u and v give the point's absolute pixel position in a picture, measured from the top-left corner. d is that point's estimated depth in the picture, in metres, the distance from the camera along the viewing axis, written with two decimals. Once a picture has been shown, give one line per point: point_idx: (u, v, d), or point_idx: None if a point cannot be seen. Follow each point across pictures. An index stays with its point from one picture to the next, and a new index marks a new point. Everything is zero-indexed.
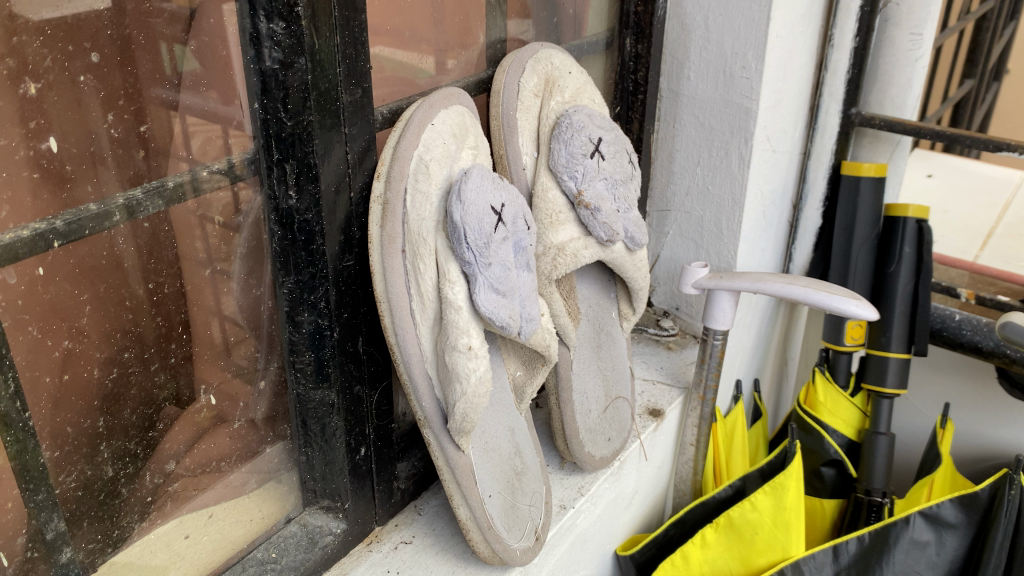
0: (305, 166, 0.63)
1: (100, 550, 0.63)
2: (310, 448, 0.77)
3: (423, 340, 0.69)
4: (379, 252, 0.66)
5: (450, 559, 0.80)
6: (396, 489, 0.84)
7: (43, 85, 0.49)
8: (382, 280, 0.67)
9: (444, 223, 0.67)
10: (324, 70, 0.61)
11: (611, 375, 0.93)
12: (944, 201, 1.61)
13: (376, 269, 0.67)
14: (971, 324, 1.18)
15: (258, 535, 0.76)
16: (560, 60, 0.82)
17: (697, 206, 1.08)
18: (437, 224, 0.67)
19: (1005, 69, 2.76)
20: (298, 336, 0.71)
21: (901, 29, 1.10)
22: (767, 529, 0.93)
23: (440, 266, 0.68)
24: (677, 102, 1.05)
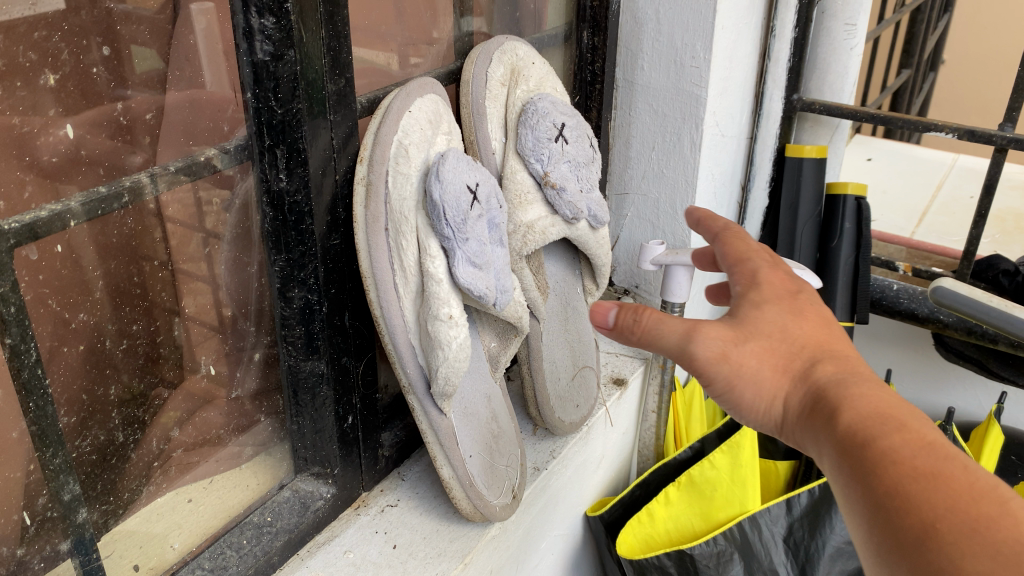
0: (295, 151, 0.68)
1: (112, 512, 0.69)
2: (301, 417, 0.82)
3: (409, 312, 0.75)
4: (364, 231, 0.71)
5: (434, 518, 0.86)
6: (381, 457, 0.90)
7: (61, 77, 0.54)
8: (367, 258, 0.72)
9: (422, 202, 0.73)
10: (312, 62, 0.66)
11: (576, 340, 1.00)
12: (883, 181, 1.70)
13: (361, 247, 0.72)
14: (907, 292, 1.27)
15: (254, 502, 0.81)
16: (524, 51, 0.88)
17: (653, 189, 1.15)
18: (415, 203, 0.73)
19: (940, 60, 2.89)
20: (289, 311, 0.76)
21: (837, 20, 1.18)
22: (726, 485, 1.01)
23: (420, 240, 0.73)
24: (632, 91, 1.12)
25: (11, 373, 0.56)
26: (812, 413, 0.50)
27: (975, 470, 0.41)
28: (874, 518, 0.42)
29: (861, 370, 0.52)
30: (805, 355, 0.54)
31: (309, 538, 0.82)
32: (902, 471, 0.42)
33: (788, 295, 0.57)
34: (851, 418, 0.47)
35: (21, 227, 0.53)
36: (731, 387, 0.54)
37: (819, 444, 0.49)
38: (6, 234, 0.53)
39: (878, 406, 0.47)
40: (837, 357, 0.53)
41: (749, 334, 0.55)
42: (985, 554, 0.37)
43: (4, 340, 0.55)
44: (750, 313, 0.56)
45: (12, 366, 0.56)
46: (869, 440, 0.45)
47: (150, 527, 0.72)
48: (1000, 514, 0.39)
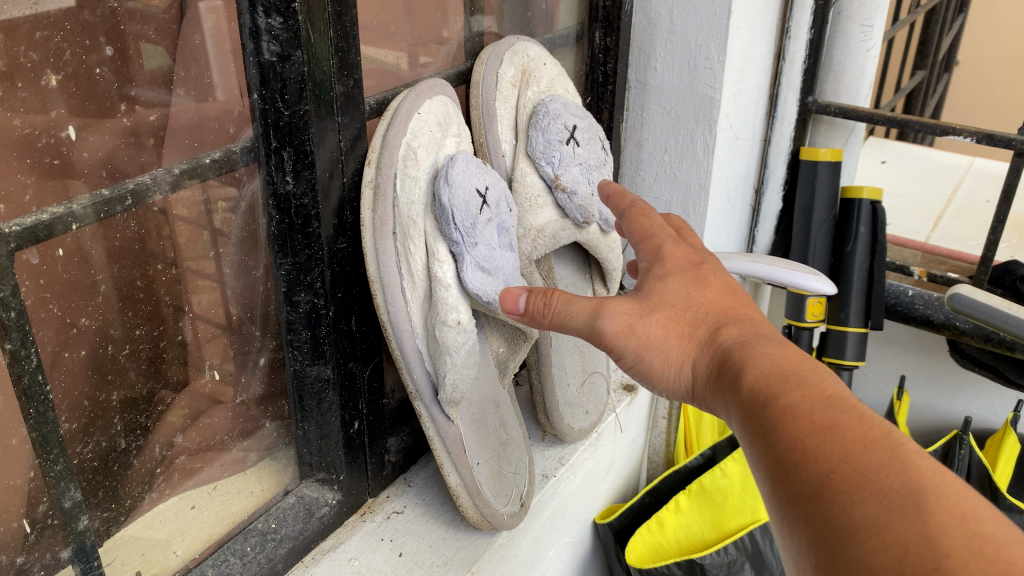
0: (302, 153, 0.67)
1: (113, 519, 0.68)
2: (307, 423, 0.81)
3: (417, 318, 0.73)
4: (372, 234, 0.70)
5: (441, 525, 0.85)
6: (387, 463, 0.89)
7: (63, 77, 0.53)
8: (375, 261, 0.70)
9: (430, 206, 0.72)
10: (319, 62, 0.65)
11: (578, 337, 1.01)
12: (897, 184, 1.68)
13: (369, 251, 0.70)
14: (923, 299, 1.25)
15: (258, 508, 0.80)
16: (536, 52, 0.87)
17: (664, 192, 1.13)
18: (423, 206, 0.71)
19: (954, 61, 2.86)
20: (295, 315, 0.75)
21: (853, 21, 1.16)
22: (737, 494, 1.00)
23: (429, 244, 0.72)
24: (645, 92, 1.10)
25: (12, 378, 0.55)
26: (721, 380, 0.52)
27: (867, 417, 0.43)
28: (774, 470, 0.44)
29: (768, 335, 0.54)
30: (712, 323, 0.56)
31: (313, 545, 0.80)
32: (799, 425, 0.43)
33: (690, 267, 0.60)
34: (754, 378, 0.49)
35: (22, 231, 0.52)
36: (641, 359, 0.57)
37: (728, 407, 0.51)
38: (7, 238, 0.52)
39: (781, 366, 0.48)
40: (745, 324, 0.55)
41: (655, 305, 0.58)
42: (873, 498, 0.38)
43: (4, 345, 0.54)
44: (654, 285, 0.59)
45: (12, 372, 0.55)
46: (770, 397, 0.46)
47: (152, 534, 0.71)
48: (885, 454, 0.40)
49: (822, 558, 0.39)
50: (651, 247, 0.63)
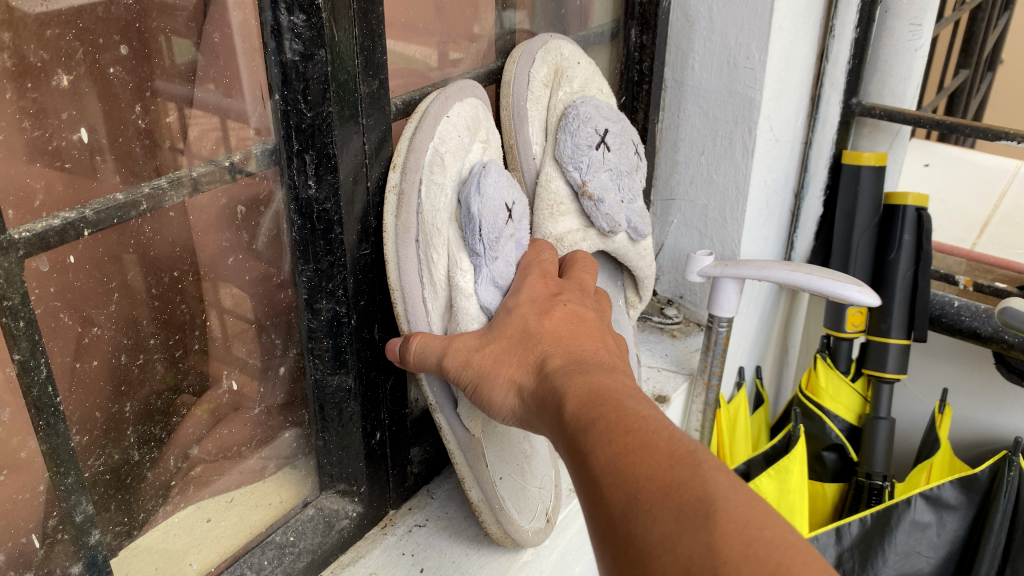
0: (325, 156, 0.64)
1: (125, 533, 0.66)
2: (327, 433, 0.78)
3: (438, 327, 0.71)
4: (394, 243, 0.67)
5: (463, 541, 0.82)
6: (409, 474, 0.86)
7: (75, 77, 0.51)
8: (396, 269, 0.67)
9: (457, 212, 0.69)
10: (344, 61, 0.62)
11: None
12: (940, 188, 1.63)
13: (391, 259, 0.67)
14: (969, 310, 1.20)
15: (276, 519, 0.78)
16: (569, 51, 0.83)
17: (701, 195, 1.09)
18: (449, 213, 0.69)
19: (999, 60, 2.78)
20: (316, 323, 0.72)
21: (901, 20, 1.11)
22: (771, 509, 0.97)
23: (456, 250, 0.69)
24: (681, 92, 1.06)
25: (21, 390, 0.53)
26: (546, 406, 0.54)
27: (675, 439, 0.45)
28: (589, 493, 0.45)
29: (591, 359, 0.57)
30: (540, 351, 0.59)
31: (332, 558, 0.78)
32: (612, 451, 0.45)
33: (545, 298, 0.67)
34: (578, 404, 0.50)
35: (32, 237, 0.50)
36: (479, 383, 0.61)
37: (555, 433, 0.52)
38: (16, 245, 0.49)
39: (596, 389, 0.51)
40: (569, 351, 0.58)
41: (494, 338, 0.63)
42: (671, 514, 0.41)
43: (12, 355, 0.52)
44: (506, 316, 0.65)
45: (21, 383, 0.53)
46: (590, 423, 0.48)
47: (166, 547, 0.69)
48: (687, 476, 0.42)
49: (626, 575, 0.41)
50: (549, 279, 0.69)
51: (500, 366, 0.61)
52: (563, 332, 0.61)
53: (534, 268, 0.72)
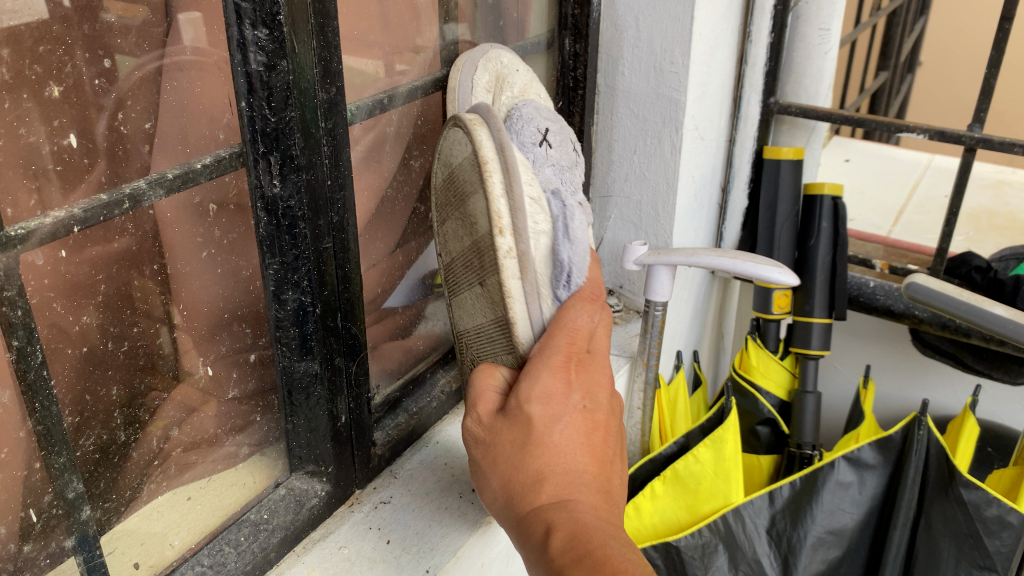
0: (288, 158, 0.70)
1: (114, 509, 0.72)
2: (295, 417, 0.84)
3: (507, 376, 0.73)
4: (523, 302, 0.68)
5: (426, 514, 0.89)
6: (374, 456, 0.92)
7: (65, 88, 0.58)
8: (525, 322, 0.68)
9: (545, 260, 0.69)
10: (304, 71, 0.68)
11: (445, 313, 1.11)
12: (860, 181, 1.74)
13: (520, 319, 0.68)
14: (883, 289, 1.31)
15: (251, 500, 0.83)
16: (508, 59, 0.91)
17: (635, 191, 1.18)
18: (545, 261, 0.69)
19: (917, 63, 2.95)
20: (283, 313, 0.77)
21: (811, 25, 1.21)
22: (710, 479, 1.04)
23: (553, 286, 0.70)
24: (614, 97, 1.14)
25: (17, 373, 0.57)
26: (532, 524, 0.64)
27: None
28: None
29: (584, 489, 0.65)
30: (535, 472, 0.65)
31: (304, 534, 0.84)
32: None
33: (562, 396, 0.66)
34: (563, 538, 0.61)
35: (25, 233, 0.55)
36: (478, 467, 0.69)
37: (538, 553, 0.63)
38: (13, 240, 0.54)
39: (582, 530, 0.62)
40: (566, 473, 0.65)
41: (504, 429, 0.67)
42: None
43: (10, 341, 0.56)
44: (517, 410, 0.67)
45: (17, 368, 0.57)
46: (579, 559, 0.59)
47: (149, 525, 0.75)
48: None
49: None
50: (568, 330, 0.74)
51: (497, 470, 0.67)
52: (568, 450, 0.66)
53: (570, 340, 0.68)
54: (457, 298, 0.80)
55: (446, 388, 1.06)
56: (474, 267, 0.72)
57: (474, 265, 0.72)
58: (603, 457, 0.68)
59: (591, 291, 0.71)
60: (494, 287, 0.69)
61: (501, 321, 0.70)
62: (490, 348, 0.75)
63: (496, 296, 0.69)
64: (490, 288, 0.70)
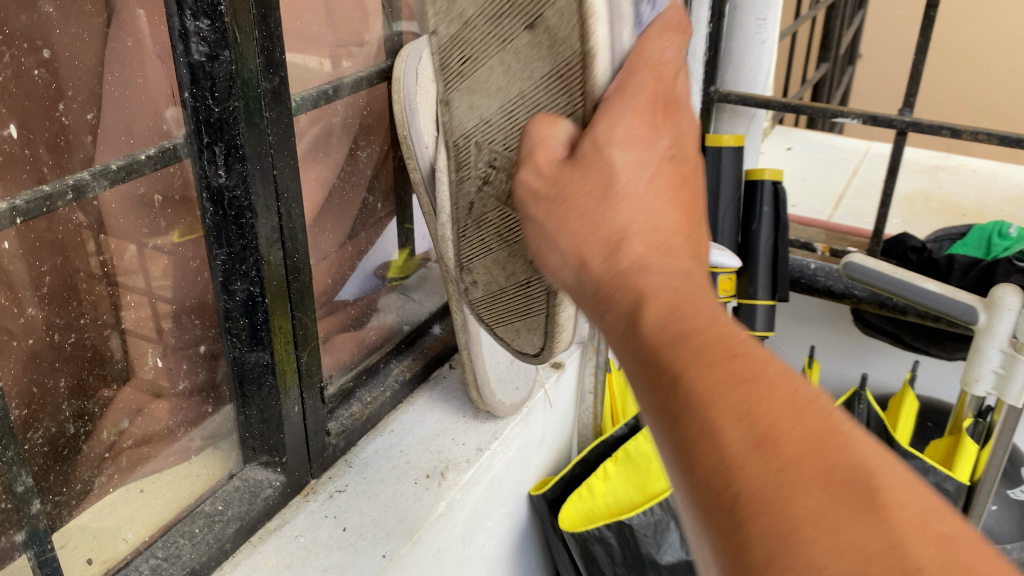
0: (233, 148, 0.70)
1: (65, 504, 0.74)
2: (248, 408, 0.84)
3: (571, 130, 0.57)
4: (605, 23, 0.55)
5: (381, 501, 0.90)
6: (329, 445, 0.93)
7: (4, 78, 0.61)
8: (606, 54, 0.56)
9: None
10: (246, 62, 0.68)
11: (396, 306, 1.12)
12: (803, 168, 1.79)
13: (602, 44, 0.56)
14: (824, 271, 1.35)
15: (204, 492, 0.83)
16: None
17: None
18: None
19: (858, 54, 3.03)
20: (232, 304, 0.78)
21: (748, 15, 1.25)
22: (660, 459, 1.07)
23: (635, 3, 0.56)
24: None
25: None
26: (603, 294, 0.48)
27: (791, 378, 0.40)
28: (682, 414, 0.40)
29: (677, 243, 0.48)
30: (615, 237, 0.48)
31: (260, 525, 0.84)
32: (728, 399, 0.39)
33: (647, 138, 0.51)
34: (660, 308, 0.44)
35: None
36: (536, 239, 0.54)
37: (623, 339, 0.45)
38: None
39: (682, 298, 0.44)
40: (655, 232, 0.48)
41: (573, 173, 0.52)
42: (815, 484, 0.36)
43: None
44: (590, 150, 0.52)
45: None
46: (676, 342, 0.42)
47: (100, 522, 0.75)
48: (831, 466, 0.36)
49: None
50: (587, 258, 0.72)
51: (569, 230, 0.51)
52: (653, 207, 0.49)
53: (647, 76, 0.54)
54: (477, 70, 0.67)
55: (400, 377, 1.07)
56: (499, 20, 0.63)
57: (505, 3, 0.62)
58: (694, 217, 0.50)
59: (681, 18, 0.57)
60: (566, 5, 0.56)
61: (565, 64, 0.59)
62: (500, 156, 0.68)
63: (566, 26, 0.57)
64: (546, 23, 0.59)
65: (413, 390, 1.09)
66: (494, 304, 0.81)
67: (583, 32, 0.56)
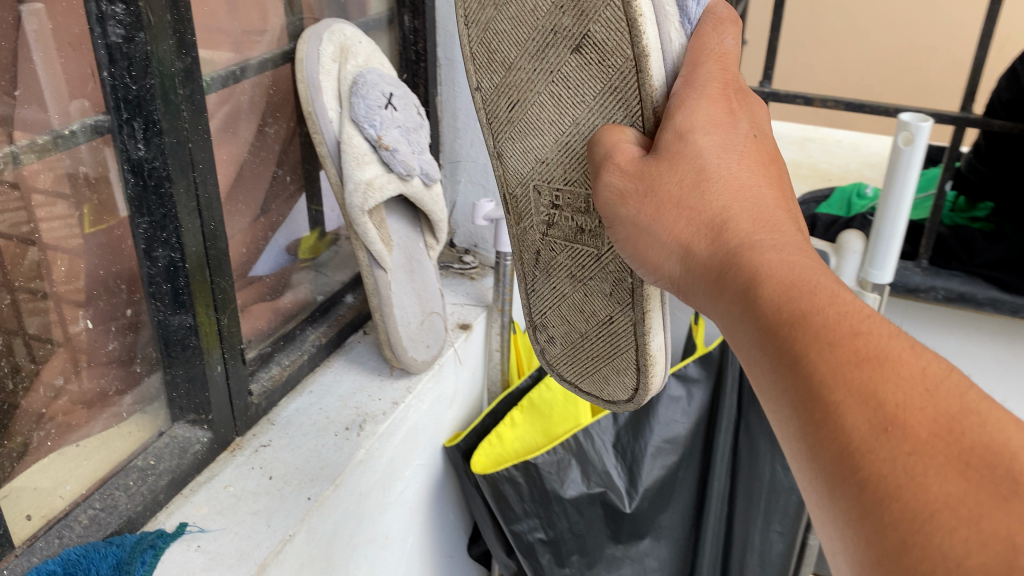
0: (151, 123, 0.77)
1: (8, 456, 0.76)
2: (174, 368, 0.91)
3: (636, 137, 0.59)
4: (654, 25, 0.58)
5: (304, 451, 0.98)
6: (251, 404, 1.00)
7: None
8: (658, 55, 0.58)
9: None
10: (160, 43, 0.75)
11: (309, 280, 1.18)
12: None
13: (654, 46, 0.57)
14: None
15: (137, 449, 0.89)
16: (352, 32, 0.99)
17: (481, 155, 1.29)
18: None
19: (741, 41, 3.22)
20: (155, 270, 0.85)
21: None
22: (561, 404, 1.18)
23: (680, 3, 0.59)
24: (453, 68, 1.25)
25: None
26: (716, 279, 0.47)
27: (921, 354, 0.39)
28: (812, 401, 0.39)
29: (779, 218, 0.48)
30: (719, 220, 0.48)
31: (190, 478, 0.91)
32: (854, 381, 0.38)
33: (727, 121, 0.53)
34: (775, 284, 0.43)
35: None
36: (626, 235, 0.54)
37: (735, 315, 0.45)
38: None
39: (797, 271, 0.43)
40: (753, 204, 0.49)
41: (659, 166, 0.52)
42: (953, 470, 0.35)
43: None
44: (674, 141, 0.53)
45: None
46: (798, 322, 0.41)
47: (39, 479, 0.79)
48: (963, 451, 0.35)
49: (876, 564, 0.35)
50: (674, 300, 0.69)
51: (665, 218, 0.51)
52: (750, 182, 0.50)
53: (712, 66, 0.57)
54: (526, 111, 0.68)
55: (316, 342, 1.14)
56: (541, 53, 0.65)
57: (543, 24, 0.63)
58: (784, 191, 0.52)
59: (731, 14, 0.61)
60: (612, 13, 0.58)
61: (618, 76, 0.60)
62: (568, 193, 0.67)
63: (613, 37, 0.59)
64: (594, 38, 0.60)
65: (328, 354, 1.16)
66: (573, 355, 0.77)
67: (633, 36, 0.57)
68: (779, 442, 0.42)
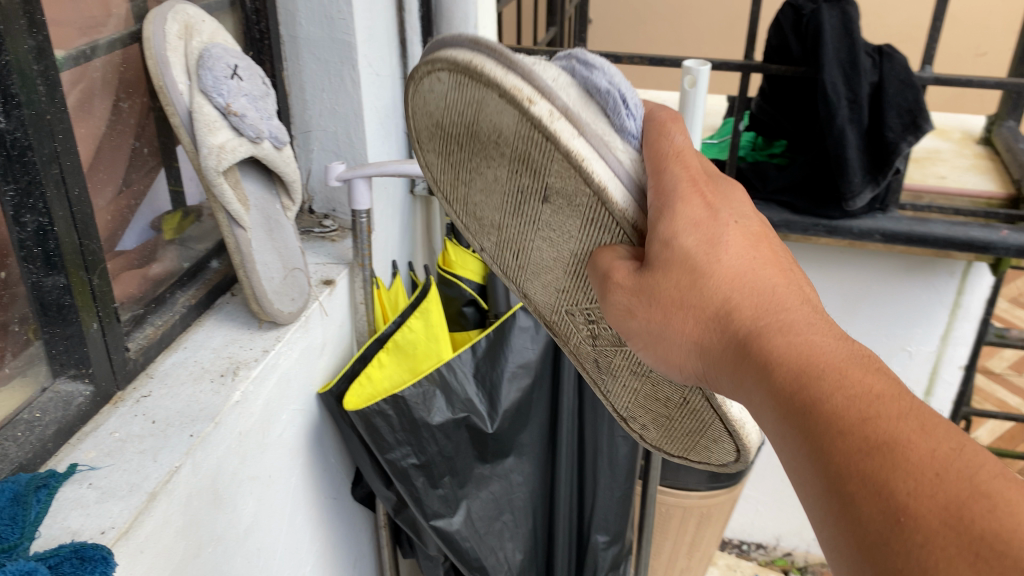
0: (10, 97, 0.84)
1: None
2: (52, 328, 0.98)
3: (627, 250, 0.74)
4: (598, 158, 0.73)
5: (184, 398, 1.07)
6: (129, 360, 1.08)
7: None
8: (613, 182, 0.73)
9: (588, 108, 0.75)
10: (12, 23, 0.83)
11: (175, 251, 1.27)
12: None
13: (606, 177, 0.73)
14: None
15: (21, 403, 0.95)
16: (194, 12, 1.09)
17: (330, 123, 1.39)
18: (585, 109, 0.75)
19: None
20: (26, 234, 0.91)
21: None
22: (422, 342, 1.31)
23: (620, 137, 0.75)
24: (296, 44, 1.35)
25: None
26: (742, 365, 0.61)
27: (931, 436, 0.49)
28: (838, 488, 0.51)
29: (783, 306, 0.62)
30: (717, 306, 0.64)
31: (76, 428, 0.98)
32: (869, 472, 0.49)
33: (709, 219, 0.67)
34: (790, 369, 0.57)
35: None
36: (654, 346, 0.70)
37: (762, 400, 0.59)
38: None
39: (805, 357, 0.57)
40: (753, 292, 0.64)
41: (658, 277, 0.67)
42: (953, 555, 0.44)
43: None
44: (665, 251, 0.67)
45: None
46: (809, 411, 0.54)
47: None
48: (973, 541, 0.44)
49: None
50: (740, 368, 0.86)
51: (675, 319, 0.66)
52: (743, 272, 0.65)
53: (677, 165, 0.71)
54: (528, 254, 0.89)
55: (186, 304, 1.23)
56: (521, 211, 0.85)
57: (514, 188, 0.83)
58: (778, 262, 0.67)
59: (669, 114, 0.76)
60: (561, 166, 0.74)
61: (590, 210, 0.76)
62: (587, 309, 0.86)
63: (570, 184, 0.75)
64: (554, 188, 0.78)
65: (199, 314, 1.25)
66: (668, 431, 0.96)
67: (585, 177, 0.73)
68: (807, 505, 0.55)
